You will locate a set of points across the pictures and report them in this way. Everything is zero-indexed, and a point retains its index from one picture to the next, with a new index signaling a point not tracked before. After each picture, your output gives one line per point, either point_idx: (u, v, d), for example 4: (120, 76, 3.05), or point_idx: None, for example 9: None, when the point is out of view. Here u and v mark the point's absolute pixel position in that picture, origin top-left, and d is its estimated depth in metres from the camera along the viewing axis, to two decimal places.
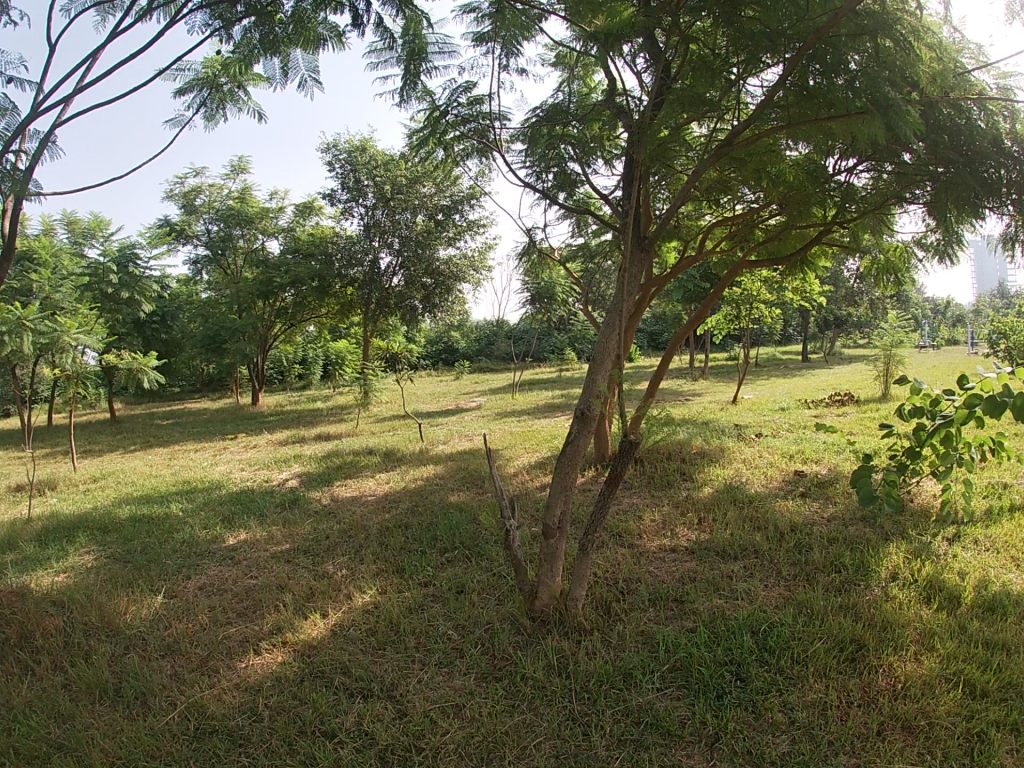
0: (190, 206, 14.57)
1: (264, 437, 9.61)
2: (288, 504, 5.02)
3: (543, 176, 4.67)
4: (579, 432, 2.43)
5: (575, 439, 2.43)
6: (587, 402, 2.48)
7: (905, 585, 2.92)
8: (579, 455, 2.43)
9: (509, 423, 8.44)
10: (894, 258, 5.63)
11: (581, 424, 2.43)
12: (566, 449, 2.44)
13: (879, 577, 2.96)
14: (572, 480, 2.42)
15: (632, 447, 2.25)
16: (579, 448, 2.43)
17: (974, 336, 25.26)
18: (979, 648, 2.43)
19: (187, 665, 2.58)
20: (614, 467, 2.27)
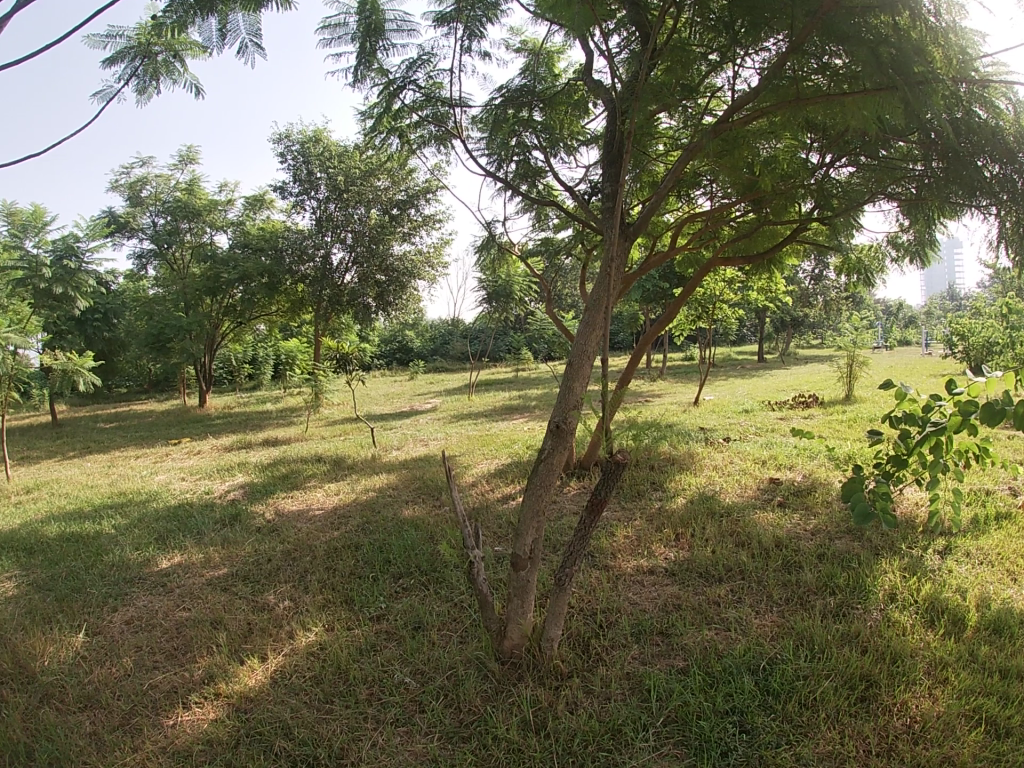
0: (135, 198, 13.96)
1: (210, 442, 9.17)
2: (229, 520, 4.67)
3: (503, 166, 4.39)
4: (555, 446, 2.10)
5: (547, 455, 2.10)
6: (562, 413, 2.14)
7: (903, 608, 2.70)
8: (554, 473, 2.10)
9: (466, 426, 8.12)
10: (866, 258, 5.44)
11: (556, 439, 2.10)
12: (537, 466, 2.10)
13: (876, 599, 2.74)
14: (543, 501, 2.09)
15: (619, 467, 1.95)
16: (553, 465, 2.10)
17: (927, 337, 25.59)
18: (996, 680, 2.21)
19: (107, 721, 2.24)
20: (594, 493, 1.98)
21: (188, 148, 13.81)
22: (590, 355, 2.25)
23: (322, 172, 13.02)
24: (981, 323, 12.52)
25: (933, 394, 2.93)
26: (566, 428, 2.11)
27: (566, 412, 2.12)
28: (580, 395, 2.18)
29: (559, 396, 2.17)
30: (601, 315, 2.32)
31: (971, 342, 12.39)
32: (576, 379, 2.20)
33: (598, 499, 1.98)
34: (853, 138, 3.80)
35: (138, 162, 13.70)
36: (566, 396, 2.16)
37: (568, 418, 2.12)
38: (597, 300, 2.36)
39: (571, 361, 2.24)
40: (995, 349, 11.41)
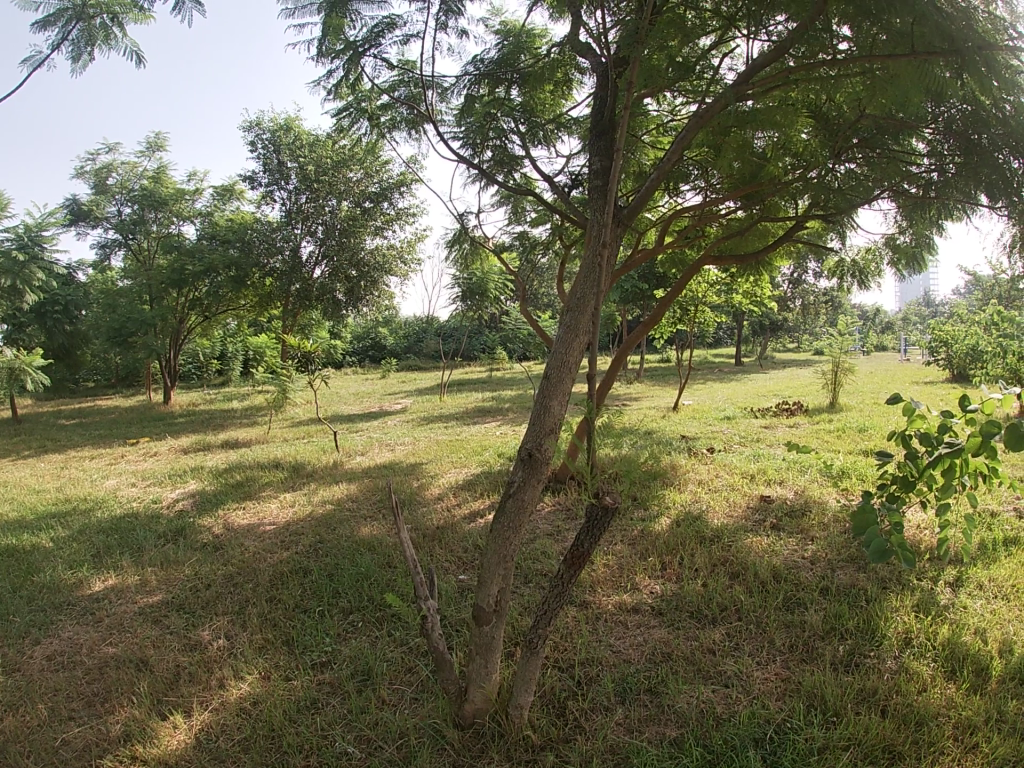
0: (101, 186, 13.32)
1: (168, 444, 8.70)
2: (173, 535, 4.26)
3: (479, 153, 4.03)
4: (526, 479, 1.74)
5: (517, 490, 1.74)
6: (536, 438, 1.78)
7: (920, 655, 2.38)
8: (526, 511, 1.75)
9: (436, 431, 7.73)
10: (861, 260, 5.12)
11: (529, 469, 1.74)
12: (504, 503, 1.74)
13: (890, 646, 2.42)
14: (511, 546, 1.73)
15: (608, 513, 1.60)
16: (525, 503, 1.74)
17: (905, 342, 25.58)
18: None
19: None
20: (576, 544, 1.63)
21: (156, 134, 13.28)
22: (572, 366, 1.88)
23: (291, 161, 12.70)
24: (964, 331, 12.35)
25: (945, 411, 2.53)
26: (540, 456, 1.75)
27: (542, 437, 1.76)
28: (559, 416, 1.82)
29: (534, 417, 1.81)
30: (586, 317, 1.96)
31: (955, 350, 12.21)
32: (554, 397, 1.83)
33: (579, 551, 1.63)
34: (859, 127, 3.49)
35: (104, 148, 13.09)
36: (543, 416, 1.80)
37: (543, 445, 1.76)
38: (583, 297, 2.00)
39: (548, 373, 1.87)
40: (980, 357, 11.23)
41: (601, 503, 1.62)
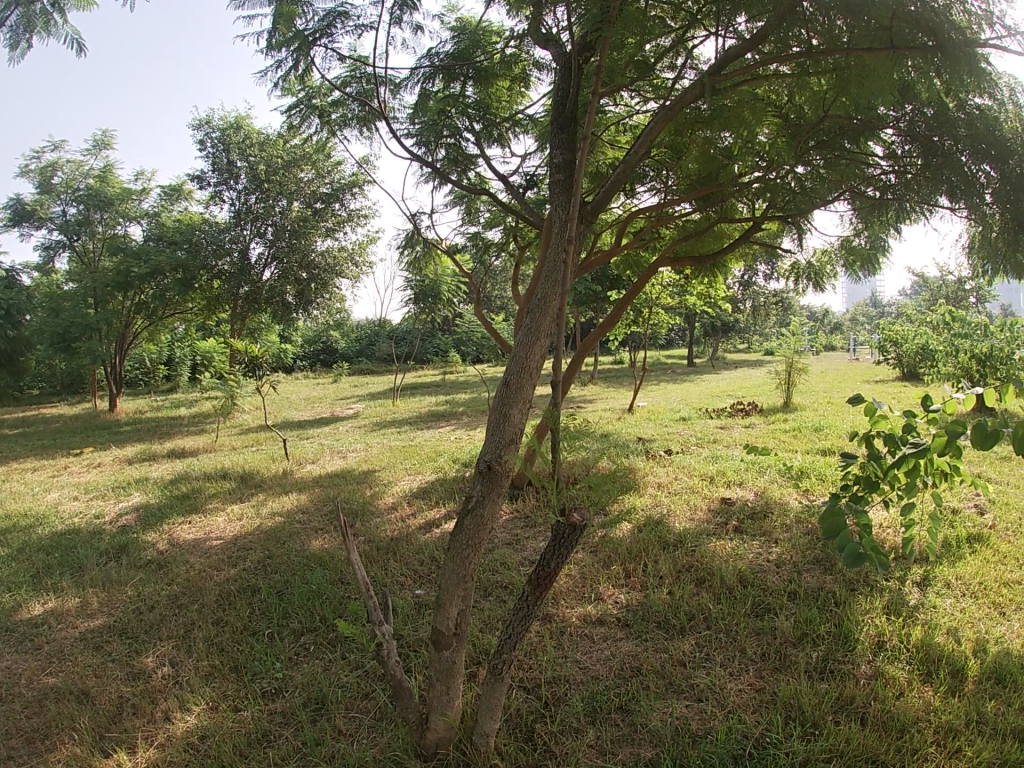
0: (44, 185, 12.88)
1: (113, 454, 8.38)
2: (116, 552, 4.06)
3: (433, 151, 3.91)
4: (485, 495, 1.64)
5: (476, 507, 1.63)
6: (496, 450, 1.67)
7: (893, 659, 2.33)
8: (486, 528, 1.65)
9: (389, 436, 7.57)
10: (817, 262, 5.09)
11: (488, 483, 1.64)
12: (463, 520, 1.64)
13: (863, 651, 2.36)
14: (471, 565, 1.63)
15: (576, 531, 1.50)
16: (484, 521, 1.63)
17: (853, 342, 26.07)
18: (1019, 748, 1.83)
19: None
20: (542, 564, 1.53)
21: (104, 132, 12.87)
22: (532, 372, 1.77)
23: (240, 161, 12.42)
24: (913, 330, 12.57)
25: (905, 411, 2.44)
26: (500, 469, 1.64)
27: (501, 450, 1.65)
28: (520, 426, 1.72)
29: (493, 429, 1.70)
30: (547, 319, 1.85)
31: (905, 349, 12.42)
32: (514, 405, 1.72)
33: (544, 571, 1.54)
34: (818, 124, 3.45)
35: (50, 146, 12.64)
36: (502, 428, 1.68)
37: (503, 458, 1.65)
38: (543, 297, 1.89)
39: (508, 379, 1.76)
40: (929, 356, 11.43)
41: (569, 521, 1.52)
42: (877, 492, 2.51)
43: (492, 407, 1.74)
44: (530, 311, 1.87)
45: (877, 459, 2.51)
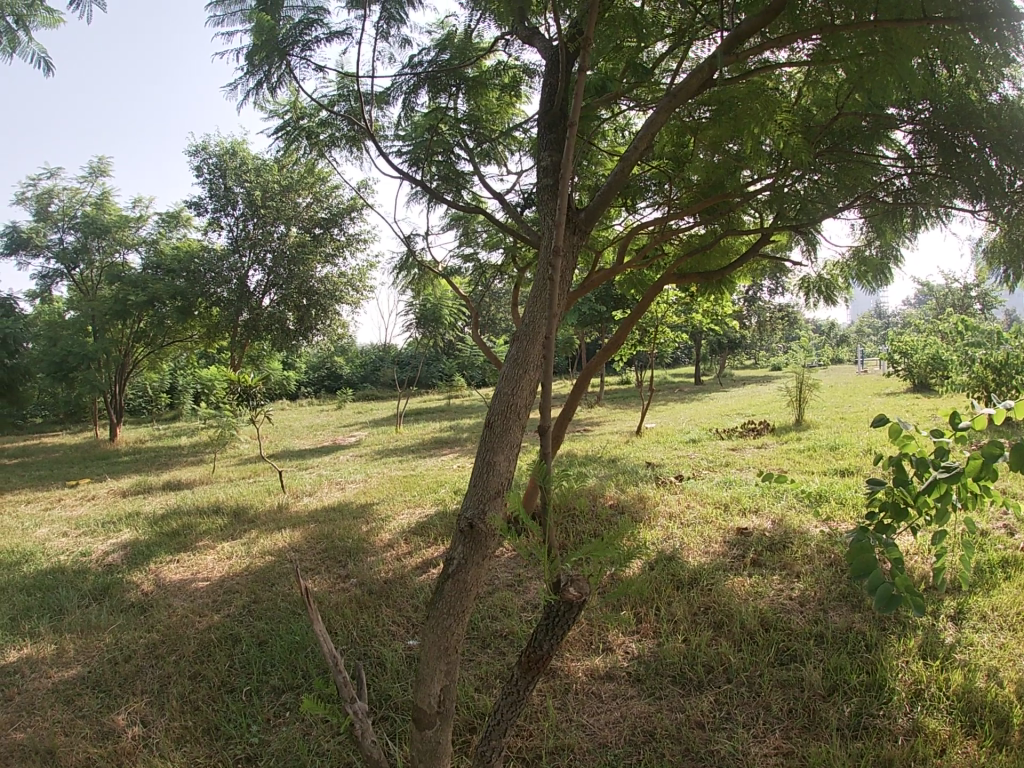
0: (41, 213, 12.75)
1: (108, 486, 8.13)
2: (99, 593, 3.82)
3: (425, 170, 3.71)
4: (468, 559, 1.47)
5: (458, 571, 1.46)
6: (478, 505, 1.52)
7: (933, 710, 2.09)
8: (470, 596, 1.46)
9: (390, 465, 7.33)
10: (828, 274, 4.87)
11: (471, 544, 1.48)
12: (442, 587, 1.46)
13: (900, 702, 2.12)
14: (454, 636, 1.43)
15: (573, 607, 1.32)
16: (467, 586, 1.46)
17: (861, 356, 25.84)
18: None
19: None
20: (533, 646, 1.37)
21: (100, 160, 12.76)
22: (519, 413, 1.63)
23: (237, 186, 12.31)
24: (923, 341, 12.33)
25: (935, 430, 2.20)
26: (483, 528, 1.49)
27: (484, 505, 1.51)
28: (506, 474, 1.57)
29: (476, 480, 1.56)
30: (536, 349, 1.71)
31: (915, 361, 12.18)
32: (499, 451, 1.58)
33: (537, 651, 1.36)
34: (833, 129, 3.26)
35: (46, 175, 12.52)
36: (486, 480, 1.54)
37: (486, 514, 1.51)
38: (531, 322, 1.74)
39: (491, 421, 1.62)
40: (941, 368, 11.18)
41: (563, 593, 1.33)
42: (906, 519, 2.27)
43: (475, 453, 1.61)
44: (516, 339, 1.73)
45: (904, 483, 2.26)
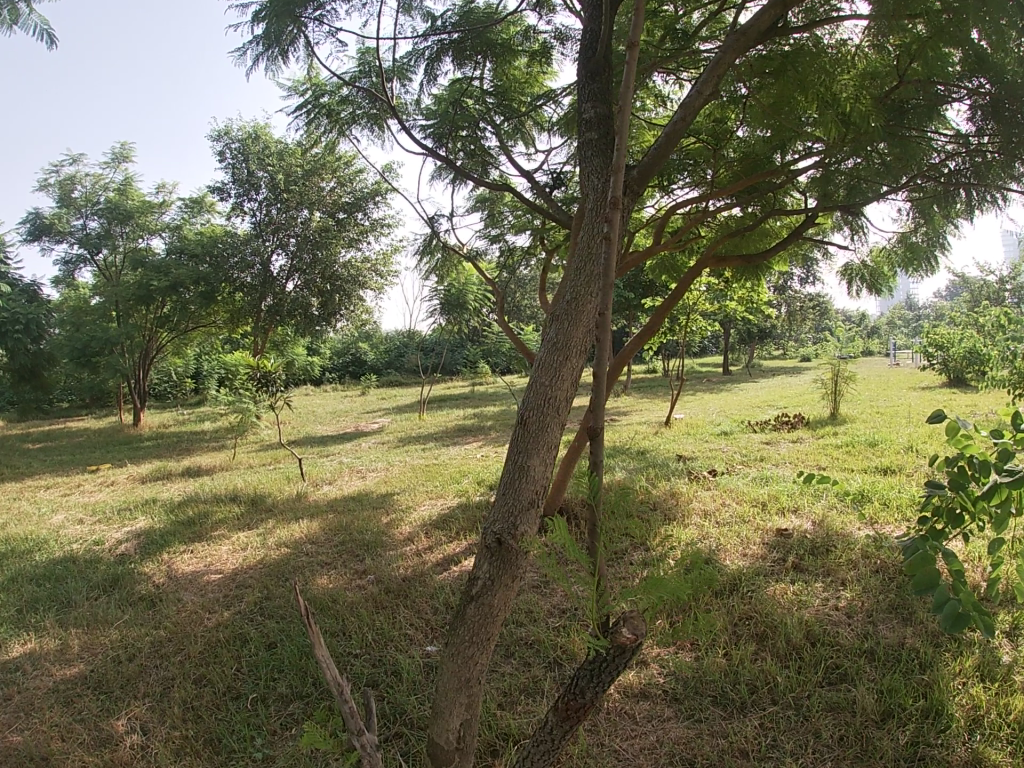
0: (66, 198, 12.68)
1: (127, 472, 8.05)
2: (109, 585, 3.70)
3: (450, 148, 3.52)
4: (495, 579, 1.34)
5: (482, 594, 1.33)
6: (508, 520, 1.36)
7: (996, 741, 1.87)
8: (496, 620, 1.34)
9: (411, 454, 7.17)
10: (872, 261, 4.58)
11: (498, 564, 1.34)
12: (465, 610, 1.34)
13: (960, 731, 1.92)
14: (477, 667, 1.32)
15: (626, 655, 1.12)
16: (493, 611, 1.34)
17: (893, 347, 25.37)
18: None
19: None
20: (573, 695, 1.17)
21: (123, 145, 12.65)
22: (558, 407, 1.45)
23: (260, 170, 12.16)
24: (960, 334, 11.97)
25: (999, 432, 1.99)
26: (513, 545, 1.35)
27: (514, 519, 1.35)
28: (542, 479, 1.42)
29: (506, 489, 1.39)
30: (579, 329, 1.51)
31: (952, 354, 11.83)
32: (534, 455, 1.41)
33: (577, 699, 1.17)
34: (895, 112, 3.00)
35: (70, 159, 12.44)
36: (517, 492, 1.38)
37: (517, 529, 1.35)
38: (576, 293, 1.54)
39: (526, 417, 1.44)
40: (979, 360, 10.83)
41: (615, 638, 1.12)
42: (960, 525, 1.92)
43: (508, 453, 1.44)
44: (558, 316, 1.54)
45: (964, 487, 1.94)
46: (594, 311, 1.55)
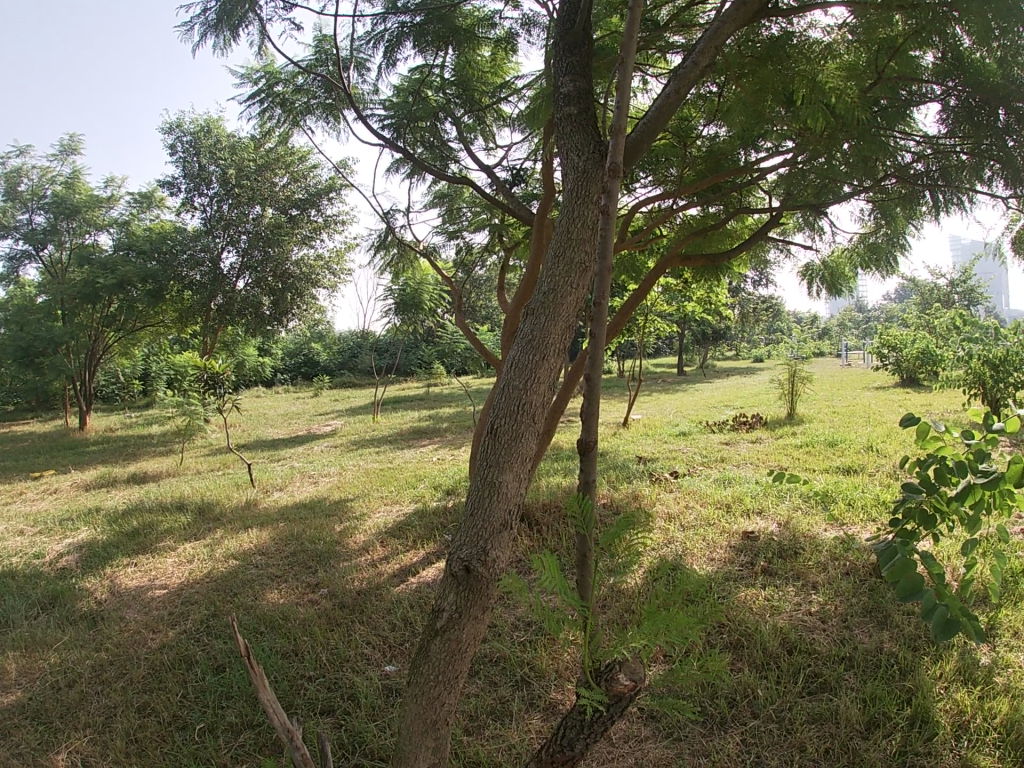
0: (9, 192, 12.21)
1: (71, 478, 7.70)
2: (48, 602, 3.47)
3: (409, 139, 3.38)
4: (462, 612, 1.26)
5: (449, 629, 1.25)
6: (475, 545, 1.28)
7: (983, 748, 1.80)
8: (463, 656, 1.26)
9: (366, 458, 6.97)
10: (833, 261, 4.53)
11: (466, 595, 1.26)
12: (429, 646, 1.26)
13: (946, 739, 1.84)
14: (444, 707, 1.24)
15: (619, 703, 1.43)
16: (460, 645, 1.26)
17: (845, 350, 25.69)
18: None
19: None
20: (565, 746, 1.46)
21: (71, 137, 12.23)
22: (532, 414, 1.36)
23: (211, 164, 11.84)
24: (912, 335, 12.11)
25: (964, 431, 1.96)
26: (482, 573, 1.27)
27: (484, 545, 1.28)
28: (513, 495, 1.33)
29: (475, 509, 1.31)
30: (556, 328, 1.42)
31: (904, 355, 11.97)
32: (506, 469, 1.32)
33: (567, 751, 1.46)
34: (875, 112, 2.87)
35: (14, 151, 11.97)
36: (487, 515, 1.30)
37: (486, 555, 1.28)
38: (553, 289, 1.45)
39: (497, 426, 1.35)
40: (931, 361, 10.97)
41: (613, 690, 1.44)
42: (935, 529, 1.95)
43: (475, 466, 1.35)
44: (531, 312, 1.44)
45: (937, 489, 1.94)
46: (573, 304, 1.46)
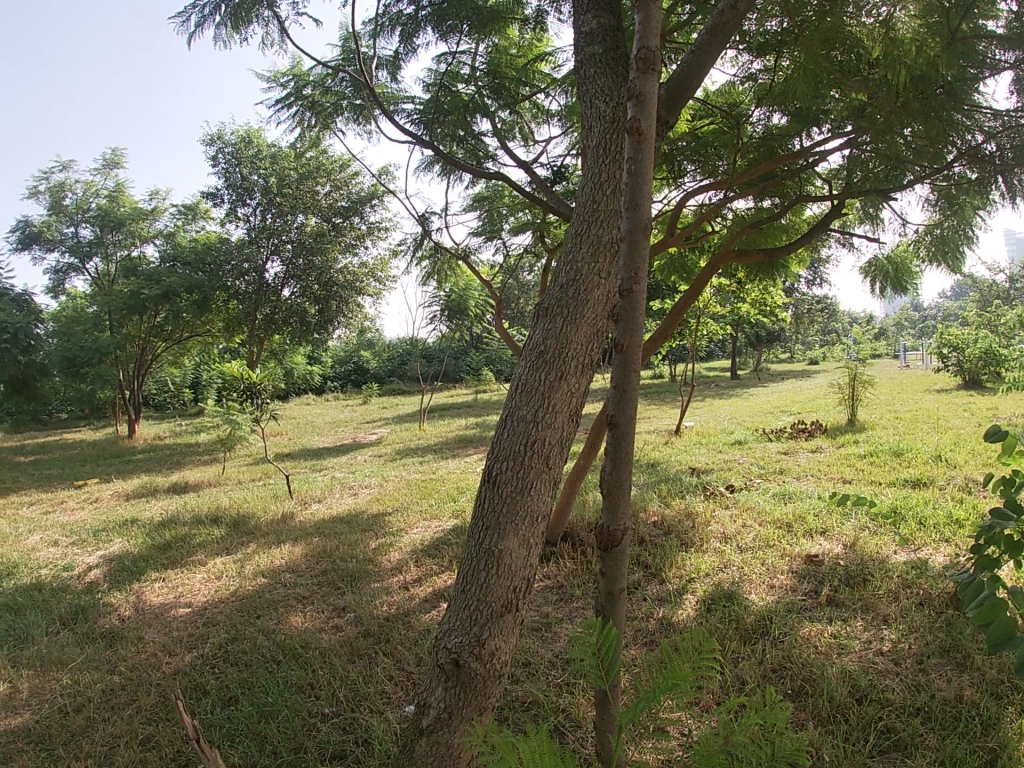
0: (57, 206, 12.37)
1: (113, 489, 7.67)
2: (71, 618, 3.35)
3: (435, 132, 3.18)
4: (451, 712, 1.31)
5: (436, 731, 1.31)
6: (469, 635, 1.35)
7: None
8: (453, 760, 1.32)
9: (407, 468, 6.81)
10: (897, 259, 4.21)
11: (455, 690, 1.32)
12: (416, 746, 1.33)
13: None
14: None
15: None
16: (449, 749, 1.31)
17: (903, 350, 24.84)
18: None
19: None
20: None
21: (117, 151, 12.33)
22: (540, 454, 1.45)
23: (254, 174, 11.83)
24: (975, 335, 11.54)
25: None
26: (474, 667, 1.32)
27: (477, 634, 1.34)
28: (516, 565, 1.40)
29: (472, 587, 1.38)
30: (572, 337, 1.50)
31: (966, 357, 11.41)
32: (509, 536, 1.40)
33: None
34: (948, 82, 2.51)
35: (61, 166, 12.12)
36: (482, 599, 1.37)
37: (478, 648, 1.34)
38: (571, 287, 1.50)
39: (500, 476, 1.44)
40: (998, 363, 10.44)
41: None
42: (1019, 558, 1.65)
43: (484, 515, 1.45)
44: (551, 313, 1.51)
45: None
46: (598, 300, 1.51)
